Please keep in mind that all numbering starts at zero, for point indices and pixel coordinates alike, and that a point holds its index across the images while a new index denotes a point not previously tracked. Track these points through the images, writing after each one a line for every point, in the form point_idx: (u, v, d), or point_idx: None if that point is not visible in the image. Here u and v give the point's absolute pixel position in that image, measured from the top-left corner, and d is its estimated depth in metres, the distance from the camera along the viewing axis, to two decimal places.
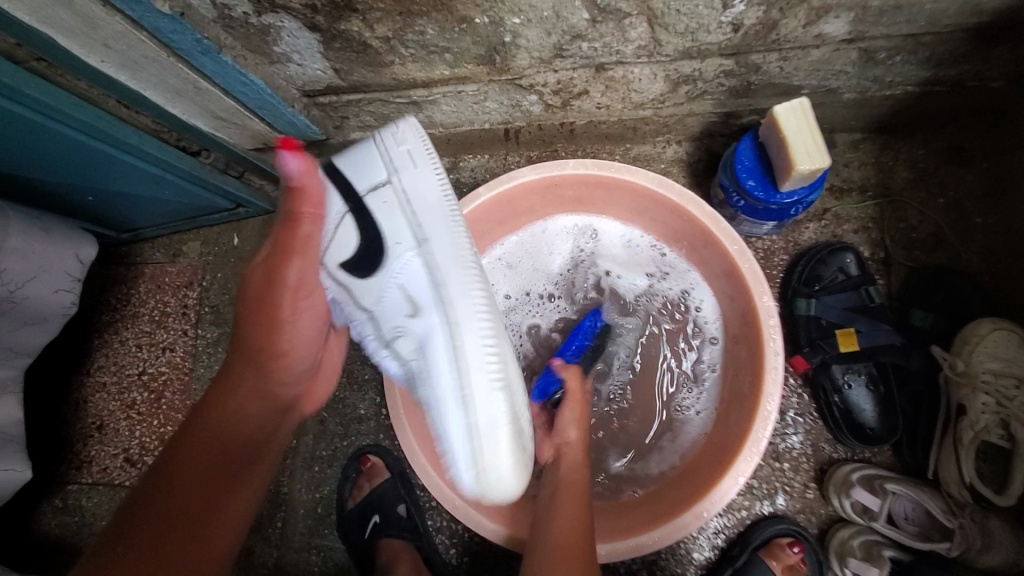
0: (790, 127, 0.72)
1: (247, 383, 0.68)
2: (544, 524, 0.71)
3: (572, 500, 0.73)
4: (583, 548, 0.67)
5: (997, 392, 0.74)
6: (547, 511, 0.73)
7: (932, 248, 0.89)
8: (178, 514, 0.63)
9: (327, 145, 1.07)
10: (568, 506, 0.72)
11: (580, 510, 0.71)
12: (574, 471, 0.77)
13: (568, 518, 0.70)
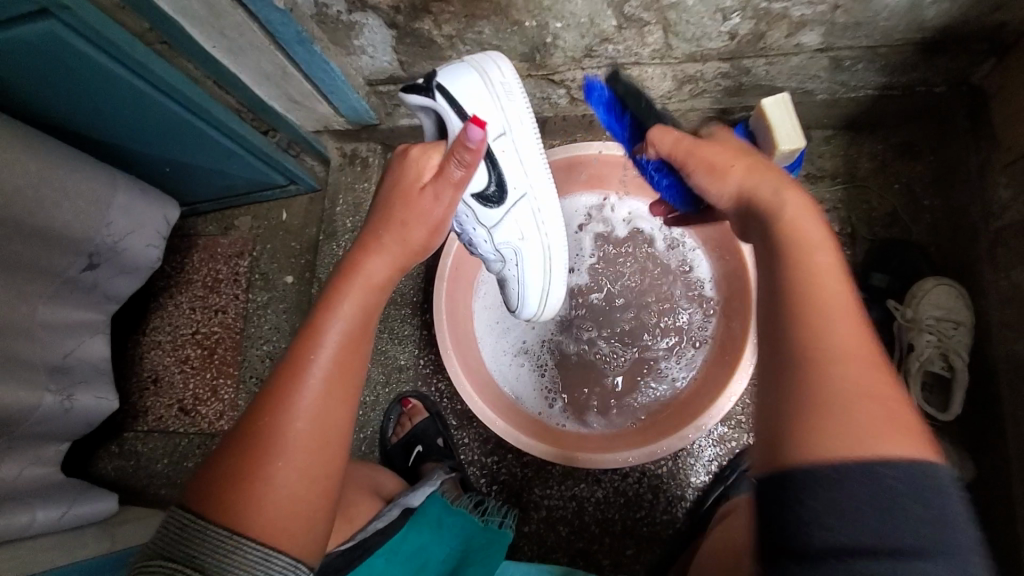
0: (773, 115, 0.88)
1: (393, 261, 0.69)
2: (814, 340, 0.50)
3: (847, 320, 0.51)
4: (849, 308, 0.52)
5: (939, 333, 0.92)
6: (819, 316, 0.51)
7: (889, 224, 1.07)
8: (319, 429, 0.61)
9: (377, 130, 1.23)
10: (835, 314, 0.51)
11: (839, 273, 0.54)
12: (850, 298, 0.51)
13: (847, 343, 0.50)
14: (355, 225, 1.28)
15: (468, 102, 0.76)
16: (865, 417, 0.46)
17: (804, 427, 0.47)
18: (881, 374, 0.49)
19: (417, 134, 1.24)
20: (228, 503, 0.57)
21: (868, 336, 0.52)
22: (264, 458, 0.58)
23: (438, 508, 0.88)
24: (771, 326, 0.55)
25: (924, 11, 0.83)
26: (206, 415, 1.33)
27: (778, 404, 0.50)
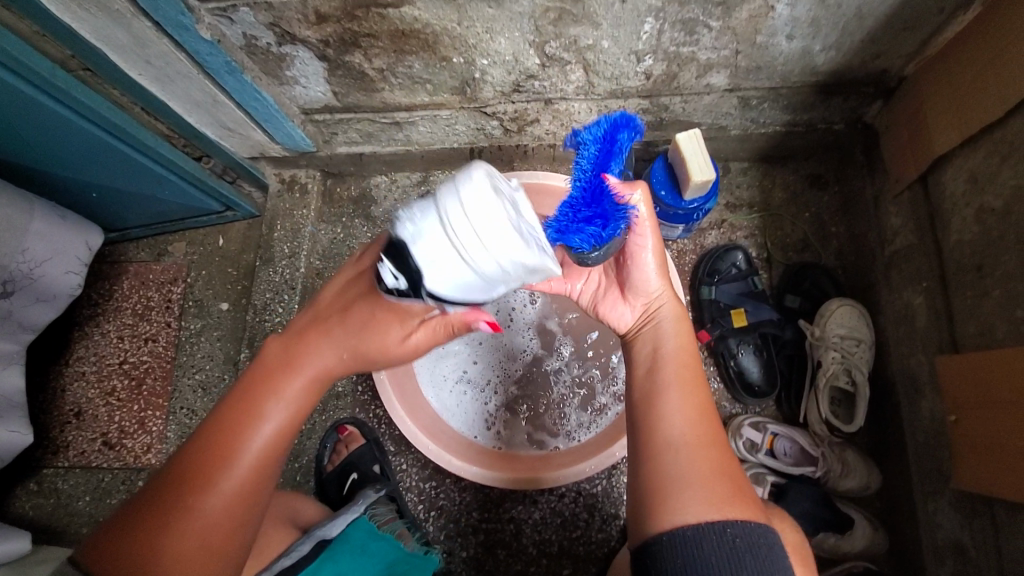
0: (687, 150, 0.95)
1: (337, 355, 0.69)
2: (662, 427, 0.62)
3: (684, 402, 0.63)
4: (699, 391, 0.65)
5: (843, 350, 0.98)
6: (660, 392, 0.65)
7: (801, 250, 1.15)
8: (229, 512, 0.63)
9: (315, 157, 1.24)
10: (673, 389, 0.65)
11: (667, 342, 0.70)
12: (677, 356, 0.68)
13: (679, 422, 0.62)
14: (293, 251, 1.27)
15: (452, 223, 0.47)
16: (689, 470, 0.59)
17: (653, 498, 0.59)
18: (715, 445, 0.61)
19: (355, 161, 1.26)
20: (110, 561, 0.58)
21: (710, 410, 0.64)
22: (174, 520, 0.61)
23: (361, 534, 0.86)
24: (644, 391, 0.66)
25: (815, 57, 0.91)
26: (132, 449, 1.27)
27: (645, 473, 0.61)
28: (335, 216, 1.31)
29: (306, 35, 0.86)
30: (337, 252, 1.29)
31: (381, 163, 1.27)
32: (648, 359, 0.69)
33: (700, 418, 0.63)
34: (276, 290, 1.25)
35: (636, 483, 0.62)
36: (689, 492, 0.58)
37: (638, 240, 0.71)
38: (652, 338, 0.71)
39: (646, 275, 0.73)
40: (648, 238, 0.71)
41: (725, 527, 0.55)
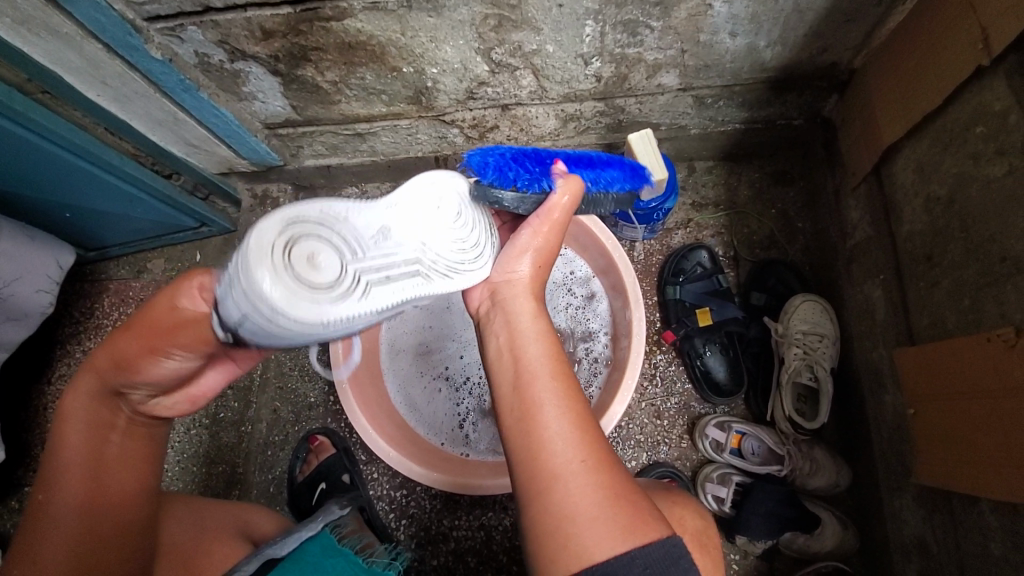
0: (638, 149, 0.96)
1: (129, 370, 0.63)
2: (543, 454, 0.60)
3: (564, 420, 0.61)
4: (576, 404, 0.63)
5: (805, 346, 0.97)
6: (535, 415, 0.62)
7: (768, 247, 1.15)
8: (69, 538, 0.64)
9: (284, 171, 1.26)
10: (551, 407, 0.62)
11: (535, 351, 0.66)
12: (544, 363, 0.65)
13: (564, 445, 0.60)
14: None
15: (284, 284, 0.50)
16: (584, 496, 0.57)
17: (555, 537, 0.57)
18: (604, 461, 0.60)
19: (325, 173, 1.28)
20: None
21: (589, 421, 0.63)
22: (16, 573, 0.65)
23: (315, 549, 0.87)
24: (516, 412, 0.63)
25: (761, 54, 0.91)
26: None
27: (535, 516, 0.59)
28: None
29: (255, 50, 0.87)
30: None
31: (350, 174, 1.29)
32: (513, 374, 0.65)
33: (583, 436, 0.60)
34: None
35: (528, 517, 0.59)
36: (591, 520, 0.56)
37: (532, 222, 0.72)
38: (519, 345, 0.67)
39: (517, 256, 0.72)
40: (542, 224, 0.71)
41: (633, 555, 0.55)
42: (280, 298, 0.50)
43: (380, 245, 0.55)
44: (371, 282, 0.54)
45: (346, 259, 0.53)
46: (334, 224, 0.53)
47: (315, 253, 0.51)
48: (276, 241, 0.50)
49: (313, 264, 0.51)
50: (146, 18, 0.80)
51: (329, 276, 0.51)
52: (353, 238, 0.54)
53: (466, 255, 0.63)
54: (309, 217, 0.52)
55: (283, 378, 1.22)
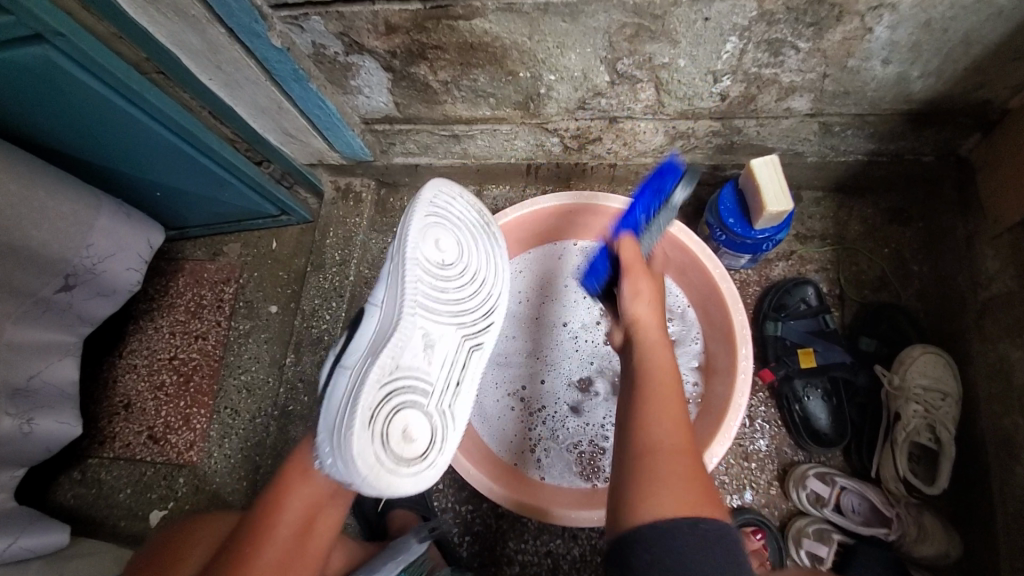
0: (763, 177, 0.90)
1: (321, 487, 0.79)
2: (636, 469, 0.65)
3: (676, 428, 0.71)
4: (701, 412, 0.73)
5: (925, 402, 0.89)
6: (642, 429, 0.68)
7: (878, 288, 1.07)
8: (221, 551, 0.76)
9: (371, 166, 1.24)
10: (656, 429, 0.68)
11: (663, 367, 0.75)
12: (667, 379, 0.74)
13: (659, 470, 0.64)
14: (343, 259, 1.26)
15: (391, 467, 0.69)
16: (673, 475, 0.63)
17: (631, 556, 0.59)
18: (694, 491, 0.62)
19: (411, 172, 1.25)
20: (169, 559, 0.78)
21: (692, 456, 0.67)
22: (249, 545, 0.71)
23: None
24: (626, 425, 0.71)
25: (910, 84, 0.84)
26: (174, 445, 1.28)
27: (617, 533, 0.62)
28: (387, 225, 1.30)
29: (375, 45, 0.85)
30: (386, 262, 1.28)
31: (436, 174, 1.26)
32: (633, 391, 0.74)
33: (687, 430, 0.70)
34: (324, 297, 1.24)
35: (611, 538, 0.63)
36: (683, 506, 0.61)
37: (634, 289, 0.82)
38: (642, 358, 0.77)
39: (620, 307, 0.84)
40: (643, 290, 0.82)
41: None
42: (409, 477, 0.71)
43: (441, 365, 0.76)
44: (454, 393, 0.78)
45: (428, 398, 0.74)
46: (416, 390, 0.73)
47: (399, 428, 0.70)
48: (375, 448, 0.68)
49: (413, 437, 0.71)
50: (273, 6, 0.77)
51: (423, 432, 0.73)
52: (417, 381, 0.73)
53: (432, 302, 0.74)
54: (366, 411, 0.68)
55: None
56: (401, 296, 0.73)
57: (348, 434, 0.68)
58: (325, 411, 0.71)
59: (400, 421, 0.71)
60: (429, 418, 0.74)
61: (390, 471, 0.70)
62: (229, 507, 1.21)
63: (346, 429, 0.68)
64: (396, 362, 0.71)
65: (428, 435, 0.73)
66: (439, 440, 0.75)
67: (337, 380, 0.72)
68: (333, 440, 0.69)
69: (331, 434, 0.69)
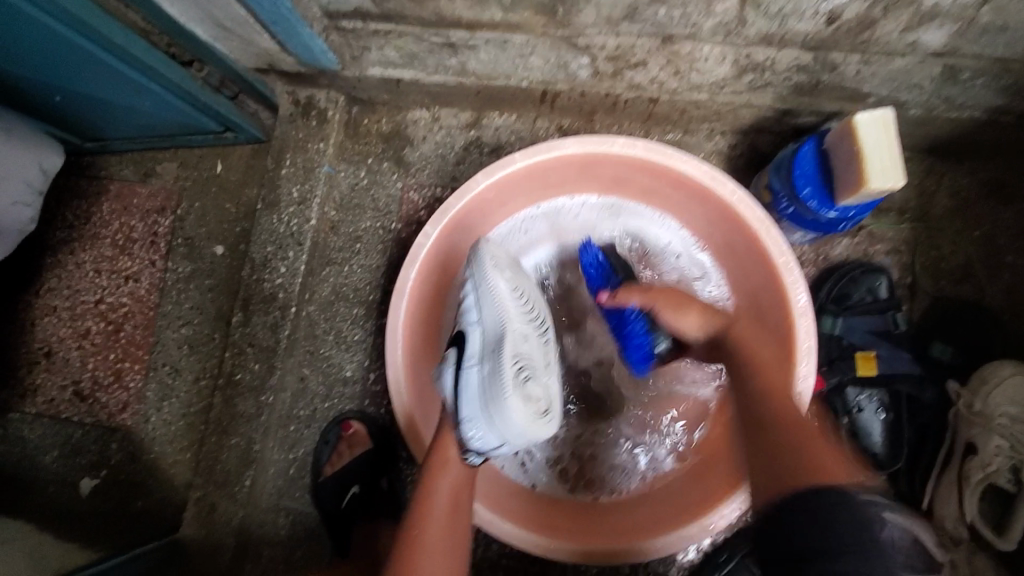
0: (869, 139, 0.67)
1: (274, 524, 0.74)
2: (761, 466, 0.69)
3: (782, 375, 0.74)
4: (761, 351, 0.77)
5: (1014, 438, 0.74)
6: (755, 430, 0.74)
7: (959, 280, 0.88)
8: None
9: (339, 77, 0.95)
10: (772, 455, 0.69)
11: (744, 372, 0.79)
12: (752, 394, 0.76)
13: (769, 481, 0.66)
14: (303, 196, 1.00)
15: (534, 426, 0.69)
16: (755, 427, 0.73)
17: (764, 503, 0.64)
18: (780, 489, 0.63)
19: (391, 88, 0.97)
20: None
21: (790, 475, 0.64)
22: (414, 513, 0.71)
23: None
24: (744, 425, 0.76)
25: None
26: (105, 405, 1.09)
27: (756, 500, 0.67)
28: (358, 154, 1.04)
29: None
30: (356, 202, 1.03)
31: (423, 93, 0.98)
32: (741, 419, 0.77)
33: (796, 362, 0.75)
34: (278, 244, 0.99)
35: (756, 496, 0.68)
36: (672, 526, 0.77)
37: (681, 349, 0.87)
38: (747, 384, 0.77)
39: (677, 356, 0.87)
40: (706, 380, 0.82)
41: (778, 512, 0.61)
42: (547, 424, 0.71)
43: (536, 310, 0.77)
44: (546, 341, 0.76)
45: (537, 344, 0.74)
46: (529, 347, 0.72)
47: (530, 386, 0.69)
48: (520, 412, 0.68)
49: (536, 392, 0.70)
50: None
51: (541, 389, 0.71)
52: (530, 333, 0.74)
53: (523, 281, 0.79)
54: (524, 390, 0.69)
55: (314, 342, 1.01)
56: (504, 286, 0.75)
57: (514, 413, 0.68)
58: (460, 406, 0.71)
59: (529, 380, 0.70)
60: (550, 383, 0.73)
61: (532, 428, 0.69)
62: (170, 480, 1.05)
63: (505, 409, 0.68)
64: (510, 319, 0.73)
65: (546, 390, 0.71)
66: (552, 391, 0.73)
67: (467, 382, 0.70)
68: (479, 425, 0.69)
69: (478, 414, 0.69)
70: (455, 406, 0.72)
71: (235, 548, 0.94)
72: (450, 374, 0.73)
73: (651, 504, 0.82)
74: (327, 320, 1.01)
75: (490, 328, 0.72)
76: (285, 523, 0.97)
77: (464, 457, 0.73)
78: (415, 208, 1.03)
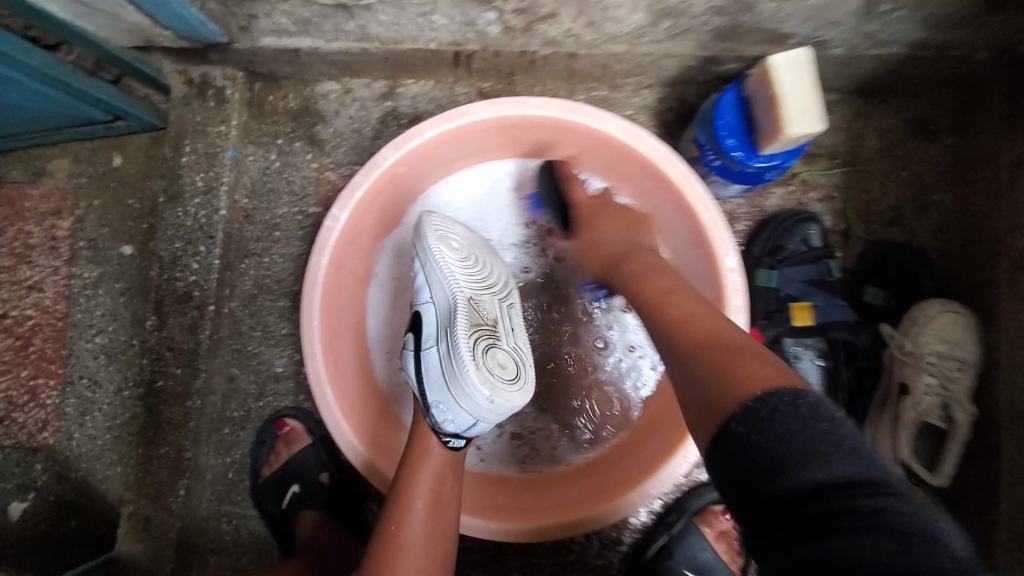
0: (785, 82, 0.64)
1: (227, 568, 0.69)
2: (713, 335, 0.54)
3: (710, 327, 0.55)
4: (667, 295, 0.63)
5: (941, 375, 0.76)
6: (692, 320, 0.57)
7: (891, 222, 0.88)
8: None
9: (231, 51, 0.87)
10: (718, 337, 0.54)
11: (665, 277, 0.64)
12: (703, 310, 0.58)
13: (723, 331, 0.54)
14: (209, 184, 0.92)
15: (501, 405, 0.66)
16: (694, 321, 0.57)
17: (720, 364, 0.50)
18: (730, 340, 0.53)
19: (290, 59, 0.89)
20: None
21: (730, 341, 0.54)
22: (389, 515, 0.63)
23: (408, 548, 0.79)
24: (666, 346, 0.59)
25: None
26: (24, 425, 1.00)
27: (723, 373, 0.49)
28: (266, 135, 0.96)
29: None
30: (270, 187, 0.96)
31: (327, 64, 0.90)
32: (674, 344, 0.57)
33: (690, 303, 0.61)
34: (187, 238, 0.92)
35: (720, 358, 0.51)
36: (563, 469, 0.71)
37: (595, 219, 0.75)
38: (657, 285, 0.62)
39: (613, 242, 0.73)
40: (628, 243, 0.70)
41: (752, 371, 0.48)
42: (517, 394, 0.67)
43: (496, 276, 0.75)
44: (509, 309, 0.73)
45: (496, 303, 0.71)
46: (495, 323, 0.69)
47: (494, 357, 0.66)
48: (488, 387, 0.64)
49: (503, 364, 0.67)
50: None
51: (506, 360, 0.67)
52: (493, 309, 0.70)
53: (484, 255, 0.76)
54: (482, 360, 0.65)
55: (240, 340, 0.95)
56: (449, 257, 0.71)
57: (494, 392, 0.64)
58: (427, 392, 0.68)
59: (493, 352, 0.67)
60: (517, 349, 0.70)
61: (507, 401, 0.66)
62: (103, 498, 0.98)
63: (464, 382, 0.64)
64: (472, 291, 0.70)
65: (519, 364, 0.68)
66: (524, 359, 0.70)
67: (428, 363, 0.68)
68: (448, 406, 0.66)
69: (443, 393, 0.66)
70: (421, 394, 0.69)
71: (176, 560, 0.89)
72: (410, 360, 0.71)
73: (617, 470, 0.77)
74: (252, 316, 0.95)
75: (444, 301, 0.69)
76: (229, 529, 0.93)
77: (444, 442, 0.68)
78: (334, 189, 0.97)
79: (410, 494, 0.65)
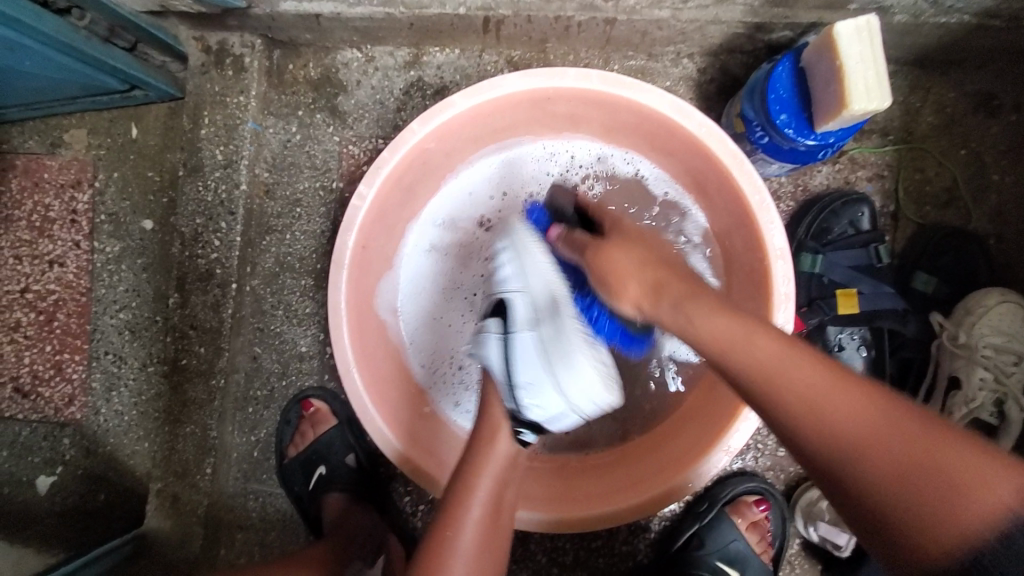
0: (851, 53, 0.60)
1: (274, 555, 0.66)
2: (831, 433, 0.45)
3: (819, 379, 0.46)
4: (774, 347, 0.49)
5: (996, 369, 0.73)
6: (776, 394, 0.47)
7: (945, 204, 0.83)
8: None
9: (249, 17, 0.83)
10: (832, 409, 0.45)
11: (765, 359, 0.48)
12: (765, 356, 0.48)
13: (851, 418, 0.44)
14: (229, 158, 0.89)
15: (590, 394, 0.62)
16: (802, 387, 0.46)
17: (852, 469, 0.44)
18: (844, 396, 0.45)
19: (312, 26, 0.85)
20: None
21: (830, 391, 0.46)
22: (441, 524, 0.60)
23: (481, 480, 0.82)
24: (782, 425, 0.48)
25: None
26: (50, 399, 1.00)
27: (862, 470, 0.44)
28: (286, 106, 0.92)
29: None
30: (291, 160, 0.93)
31: (350, 30, 0.86)
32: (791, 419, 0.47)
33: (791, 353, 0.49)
34: (208, 214, 0.89)
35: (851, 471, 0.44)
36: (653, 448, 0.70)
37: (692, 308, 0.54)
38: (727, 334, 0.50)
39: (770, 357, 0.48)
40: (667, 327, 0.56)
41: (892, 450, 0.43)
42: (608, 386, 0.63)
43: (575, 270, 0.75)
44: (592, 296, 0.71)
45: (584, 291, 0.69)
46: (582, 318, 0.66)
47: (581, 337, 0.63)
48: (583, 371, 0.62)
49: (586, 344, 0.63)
50: None
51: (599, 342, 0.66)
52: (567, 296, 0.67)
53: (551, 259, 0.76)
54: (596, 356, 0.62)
55: (263, 318, 0.93)
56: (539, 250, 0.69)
57: (582, 380, 0.61)
58: (514, 372, 0.63)
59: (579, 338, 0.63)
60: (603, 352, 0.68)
61: (596, 392, 0.62)
62: (131, 472, 0.99)
63: (579, 369, 0.61)
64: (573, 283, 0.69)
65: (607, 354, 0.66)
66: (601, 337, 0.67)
67: (521, 348, 0.63)
68: (541, 391, 0.62)
69: (545, 381, 0.62)
70: (506, 375, 0.64)
71: (205, 537, 0.90)
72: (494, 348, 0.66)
73: (642, 462, 0.75)
74: (274, 295, 0.93)
75: (546, 288, 0.66)
76: (256, 506, 0.93)
77: (518, 435, 0.65)
78: (357, 163, 0.93)
79: (474, 485, 0.62)
